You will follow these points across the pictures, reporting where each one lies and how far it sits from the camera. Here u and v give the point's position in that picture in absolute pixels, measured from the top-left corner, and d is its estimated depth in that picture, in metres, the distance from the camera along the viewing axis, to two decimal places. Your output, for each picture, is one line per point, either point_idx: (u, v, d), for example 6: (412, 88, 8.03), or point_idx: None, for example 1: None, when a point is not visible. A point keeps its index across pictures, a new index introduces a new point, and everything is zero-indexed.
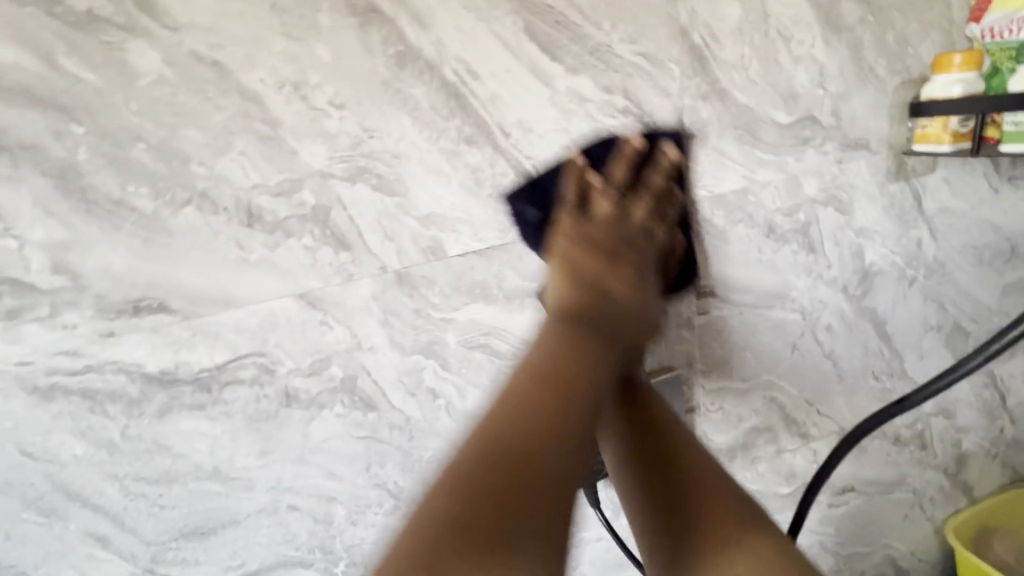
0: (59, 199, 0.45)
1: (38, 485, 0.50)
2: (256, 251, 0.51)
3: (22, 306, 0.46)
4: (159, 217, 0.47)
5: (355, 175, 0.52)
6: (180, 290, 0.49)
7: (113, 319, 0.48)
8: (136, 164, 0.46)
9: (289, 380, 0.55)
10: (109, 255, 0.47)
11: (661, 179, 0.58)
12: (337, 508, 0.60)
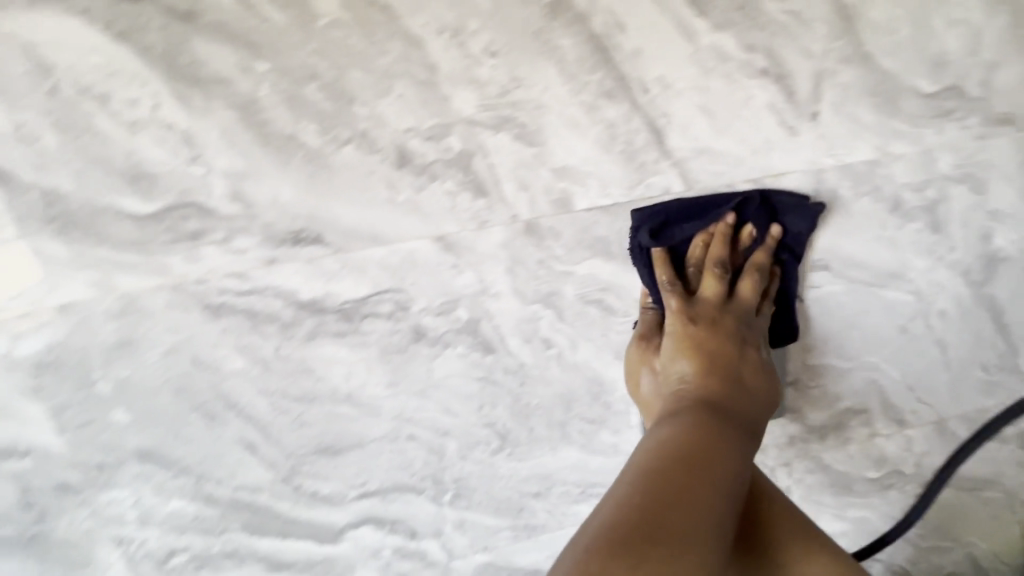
0: (242, 131, 0.48)
1: (203, 392, 0.55)
2: (403, 192, 0.53)
3: (204, 230, 0.50)
4: (324, 153, 0.51)
5: (498, 124, 0.54)
6: (335, 223, 0.53)
7: (278, 247, 0.52)
8: (309, 102, 0.49)
9: (420, 318, 0.58)
10: (279, 187, 0.51)
11: (762, 259, 0.64)
12: (450, 442, 0.64)
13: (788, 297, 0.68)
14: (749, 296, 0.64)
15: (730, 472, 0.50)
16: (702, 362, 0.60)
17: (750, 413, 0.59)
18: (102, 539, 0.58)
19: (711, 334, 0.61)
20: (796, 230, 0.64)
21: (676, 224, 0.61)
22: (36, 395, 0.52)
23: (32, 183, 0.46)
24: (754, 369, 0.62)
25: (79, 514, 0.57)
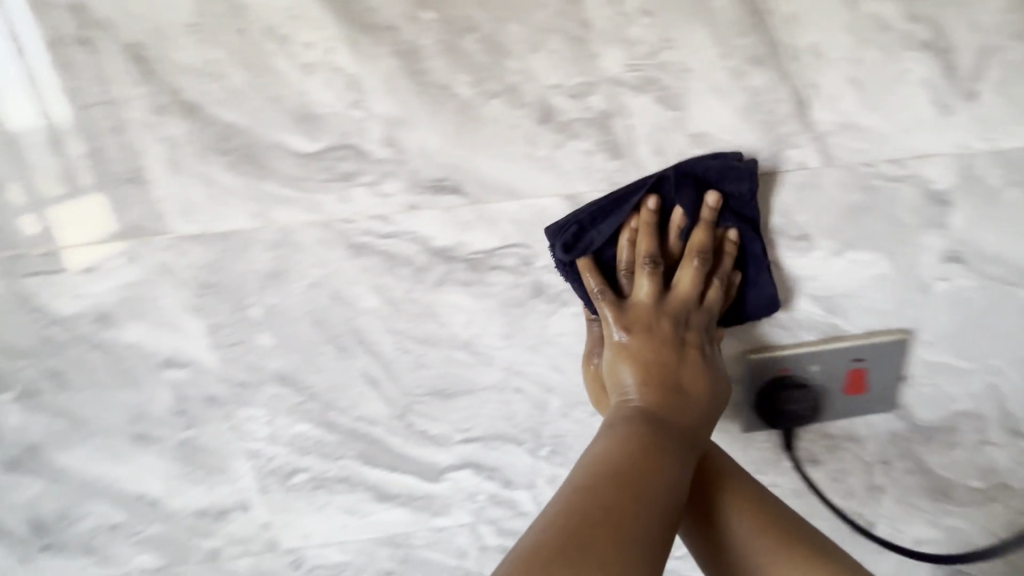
0: (402, 78, 0.51)
1: (339, 326, 0.59)
2: (543, 148, 0.55)
3: (357, 172, 0.53)
4: (472, 105, 0.52)
5: (643, 85, 0.54)
6: (475, 175, 0.55)
7: (420, 194, 0.55)
8: (467, 53, 0.50)
9: (541, 275, 0.60)
10: (429, 135, 0.53)
11: (700, 236, 0.58)
12: (553, 399, 0.66)
13: (749, 267, 0.61)
14: (686, 285, 0.59)
15: (669, 482, 0.48)
16: (643, 371, 0.56)
17: (696, 420, 0.55)
18: (237, 451, 0.64)
19: (647, 339, 0.57)
20: (735, 194, 0.57)
21: (590, 227, 0.57)
22: (197, 313, 0.57)
23: (215, 116, 0.50)
24: (698, 368, 0.57)
25: (221, 426, 0.62)
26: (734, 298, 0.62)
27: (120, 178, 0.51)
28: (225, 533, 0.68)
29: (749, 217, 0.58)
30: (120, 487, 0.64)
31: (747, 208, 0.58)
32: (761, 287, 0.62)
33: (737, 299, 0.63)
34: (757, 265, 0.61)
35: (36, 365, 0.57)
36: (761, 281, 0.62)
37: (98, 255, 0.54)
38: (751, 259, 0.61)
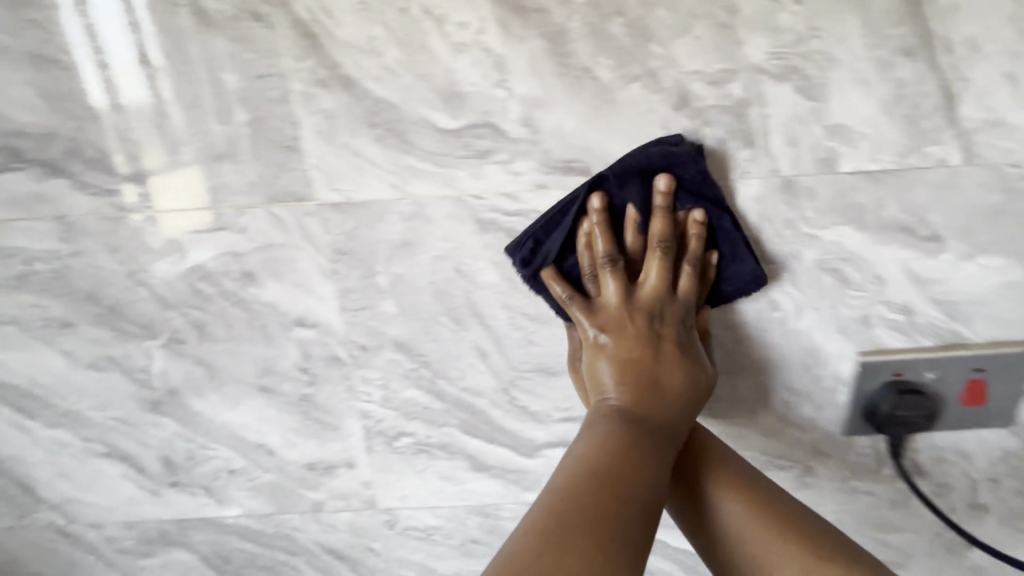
0: (547, 59, 0.52)
1: (457, 298, 0.62)
2: (675, 134, 0.55)
3: (492, 150, 0.55)
4: (611, 88, 0.53)
5: (784, 74, 0.53)
6: (605, 157, 0.56)
7: (550, 174, 0.56)
8: (613, 37, 0.51)
9: None
10: (565, 117, 0.54)
11: (659, 225, 0.57)
12: None
13: (721, 243, 0.60)
14: (653, 279, 0.58)
15: (645, 477, 0.51)
16: (619, 371, 0.57)
17: (672, 414, 0.56)
18: (350, 410, 0.68)
19: (620, 339, 0.58)
20: (688, 174, 0.55)
21: (545, 238, 0.58)
22: (329, 277, 0.61)
23: (368, 91, 0.53)
24: (675, 360, 0.57)
25: (339, 385, 0.66)
26: (709, 280, 0.61)
27: (277, 146, 0.55)
28: (329, 487, 0.73)
29: (709, 197, 0.57)
30: (242, 435, 0.69)
31: (702, 185, 0.56)
32: (737, 263, 0.59)
33: (714, 281, 0.61)
34: (731, 241, 0.59)
35: (183, 316, 0.62)
36: (740, 254, 0.59)
37: (249, 217, 0.58)
38: (722, 234, 0.59)
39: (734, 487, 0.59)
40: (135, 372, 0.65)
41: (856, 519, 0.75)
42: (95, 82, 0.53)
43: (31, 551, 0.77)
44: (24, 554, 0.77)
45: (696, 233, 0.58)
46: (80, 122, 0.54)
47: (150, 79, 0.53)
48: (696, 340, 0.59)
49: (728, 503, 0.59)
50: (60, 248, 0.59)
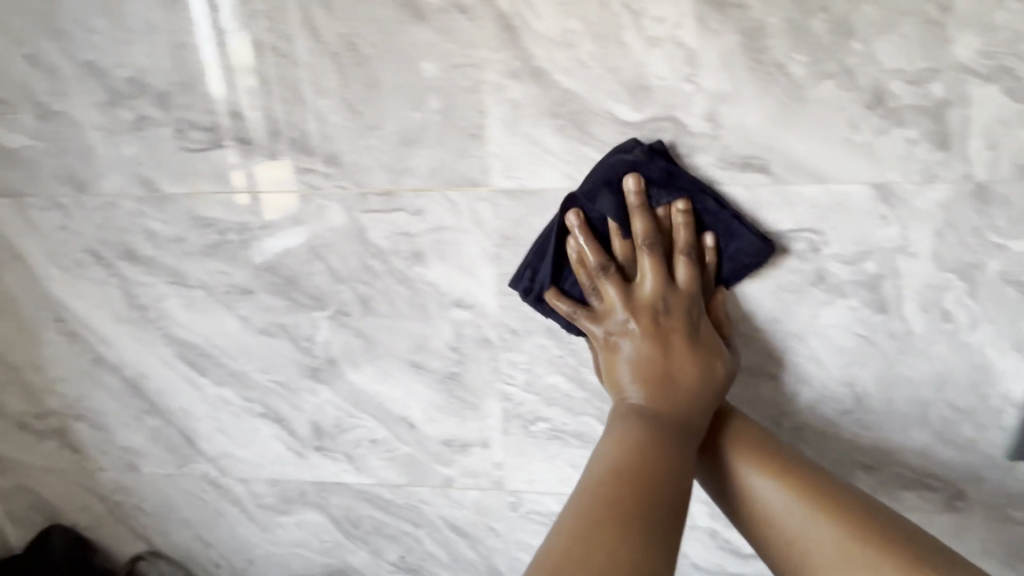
0: (740, 54, 0.52)
1: None
2: (864, 134, 0.54)
3: (671, 143, 0.56)
4: (803, 85, 0.53)
5: (993, 75, 0.51)
6: (786, 155, 0.55)
7: (726, 170, 0.56)
8: (812, 33, 0.51)
9: (826, 263, 0.59)
10: (750, 113, 0.54)
11: (641, 223, 0.56)
12: (804, 391, 0.65)
13: (712, 226, 0.57)
14: (650, 280, 0.56)
15: (667, 475, 0.48)
16: (635, 371, 0.55)
17: (691, 410, 0.54)
18: (492, 392, 0.70)
19: (631, 342, 0.56)
20: (655, 171, 0.55)
21: (538, 266, 0.60)
22: (492, 262, 0.63)
23: (557, 83, 0.55)
24: (687, 352, 0.55)
25: (486, 366, 0.69)
26: (710, 264, 0.59)
27: (463, 133, 0.58)
28: (461, 465, 0.75)
29: (682, 186, 0.56)
30: (387, 407, 0.73)
31: (672, 176, 0.55)
32: (733, 242, 0.57)
33: (717, 265, 0.59)
34: (723, 220, 0.57)
35: (351, 291, 0.67)
36: (737, 230, 0.57)
37: (425, 199, 0.61)
38: (710, 216, 0.57)
39: (769, 465, 0.56)
40: (300, 339, 0.70)
41: (1005, 553, 0.71)
42: (305, 68, 0.57)
43: (184, 498, 0.84)
44: (178, 501, 0.84)
45: (684, 225, 0.57)
46: (287, 105, 0.59)
47: (356, 66, 0.56)
48: (708, 329, 0.57)
49: (764, 485, 0.55)
50: (252, 221, 0.64)
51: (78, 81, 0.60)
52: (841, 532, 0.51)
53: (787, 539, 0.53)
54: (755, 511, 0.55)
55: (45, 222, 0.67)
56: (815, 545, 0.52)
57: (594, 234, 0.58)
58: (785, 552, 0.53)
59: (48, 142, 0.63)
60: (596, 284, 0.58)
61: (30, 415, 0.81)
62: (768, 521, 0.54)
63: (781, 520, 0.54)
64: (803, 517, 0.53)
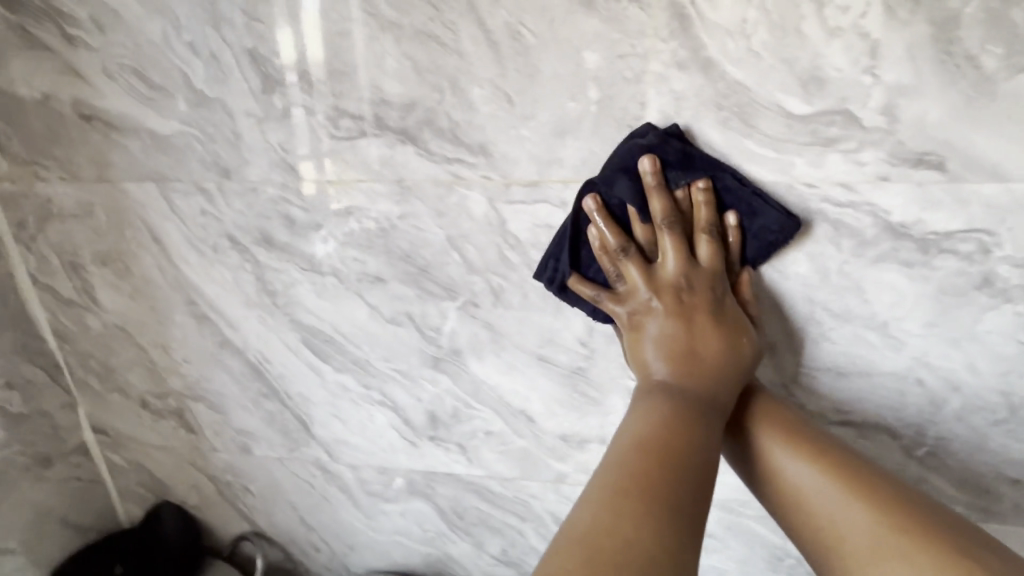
0: (929, 46, 0.50)
1: (761, 287, 0.61)
2: None
3: (840, 138, 0.54)
4: (994, 78, 0.50)
5: None
6: (966, 152, 0.53)
7: (896, 166, 0.54)
8: (1011, 23, 0.48)
9: (996, 266, 0.56)
10: (931, 107, 0.52)
11: (660, 203, 0.57)
12: (953, 399, 0.63)
13: (734, 205, 0.57)
14: (671, 259, 0.57)
15: (690, 446, 0.49)
16: (660, 348, 0.56)
17: (717, 385, 0.54)
18: (618, 388, 0.69)
19: (655, 320, 0.57)
20: (672, 153, 0.55)
21: (559, 256, 0.61)
22: None
23: (725, 74, 0.53)
24: (711, 328, 0.56)
25: (615, 362, 0.68)
26: (733, 242, 0.58)
27: (619, 124, 0.57)
28: (577, 461, 0.75)
29: (699, 165, 0.56)
30: (508, 401, 0.73)
31: (689, 157, 0.56)
32: (756, 220, 0.57)
33: (741, 244, 0.59)
34: (744, 199, 0.57)
35: (485, 282, 0.66)
36: (760, 207, 0.56)
37: (572, 191, 0.61)
38: (732, 194, 0.57)
39: (794, 444, 0.55)
40: (427, 329, 0.70)
41: None
42: (464, 57, 0.57)
43: (293, 482, 0.85)
44: (286, 485, 0.86)
45: (705, 205, 0.57)
46: (442, 94, 0.59)
47: (517, 55, 0.56)
48: (732, 305, 0.58)
49: (792, 463, 0.54)
50: (392, 210, 0.65)
51: (236, 68, 0.61)
52: (871, 510, 0.50)
53: (814, 517, 0.52)
54: (781, 489, 0.54)
55: (188, 207, 0.69)
56: (845, 525, 0.50)
57: (614, 217, 0.59)
58: (812, 532, 0.52)
59: (199, 128, 0.65)
60: (618, 266, 0.59)
61: (152, 395, 0.83)
62: (795, 499, 0.53)
63: (807, 498, 0.53)
64: (830, 496, 0.52)
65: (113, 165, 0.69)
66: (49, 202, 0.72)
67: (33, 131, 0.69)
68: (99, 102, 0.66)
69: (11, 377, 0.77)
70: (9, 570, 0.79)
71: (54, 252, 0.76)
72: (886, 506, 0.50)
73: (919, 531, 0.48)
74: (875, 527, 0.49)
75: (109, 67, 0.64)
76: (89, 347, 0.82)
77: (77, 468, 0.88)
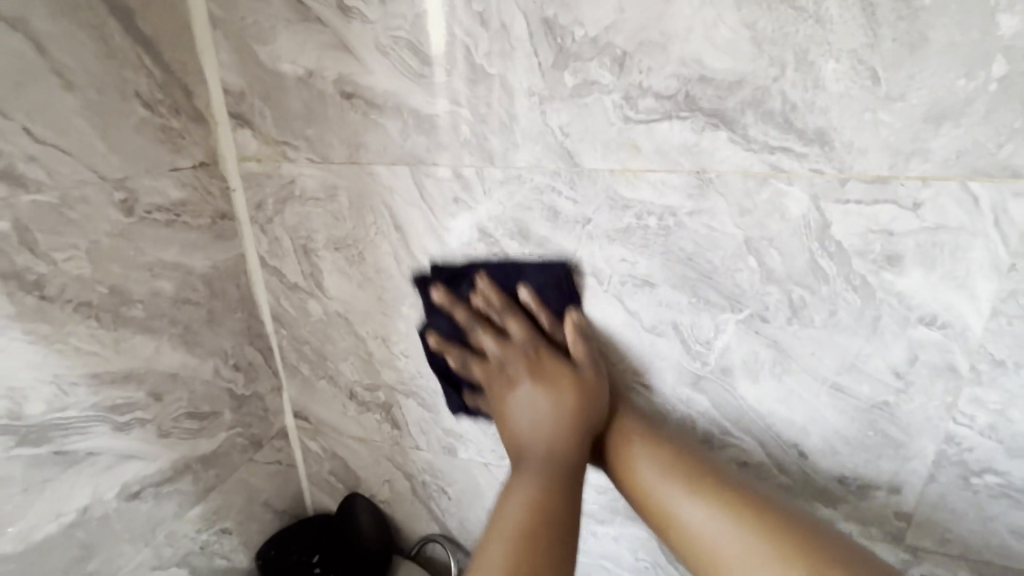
0: None
1: None
2: None
3: None
4: None
5: None
6: None
7: None
8: None
9: None
10: None
11: (464, 311, 0.66)
12: None
13: (516, 284, 0.65)
14: (491, 351, 0.65)
15: (547, 517, 0.53)
16: (516, 427, 0.62)
17: (561, 443, 0.59)
18: (933, 431, 0.58)
19: (501, 408, 0.64)
20: (445, 277, 0.68)
21: (448, 382, 0.73)
22: (1002, 274, 0.50)
23: None
24: (532, 389, 0.61)
25: (937, 400, 0.56)
26: (536, 311, 0.64)
27: None
28: (851, 509, 0.64)
29: (469, 273, 0.67)
30: (777, 431, 0.63)
31: (460, 271, 0.67)
32: (535, 281, 0.63)
33: (543, 305, 0.64)
34: (517, 273, 0.64)
35: (783, 294, 0.57)
36: (532, 274, 0.63)
37: (933, 190, 0.49)
38: (508, 275, 0.65)
39: (665, 472, 0.58)
40: (694, 343, 0.62)
41: None
42: (823, 23, 0.47)
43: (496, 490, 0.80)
44: (488, 492, 0.81)
45: (493, 291, 0.65)
46: (782, 70, 0.49)
47: (899, 21, 0.45)
48: (549, 357, 0.62)
49: (668, 492, 0.57)
50: (683, 206, 0.56)
51: (527, 40, 0.55)
52: (746, 540, 0.52)
53: (695, 547, 0.54)
54: (665, 519, 0.57)
55: (439, 195, 0.64)
56: (723, 555, 0.52)
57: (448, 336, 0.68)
58: (696, 560, 0.54)
59: (471, 109, 0.59)
60: (468, 372, 0.68)
61: (361, 386, 0.81)
62: (679, 531, 0.55)
63: (688, 529, 0.55)
64: (706, 527, 0.54)
65: (366, 146, 0.65)
66: (292, 183, 0.70)
67: (287, 109, 0.66)
68: (364, 80, 0.62)
69: (238, 359, 0.77)
70: (227, 549, 0.80)
71: (288, 235, 0.73)
72: (757, 535, 0.51)
73: (788, 559, 0.49)
74: (750, 561, 0.51)
75: (382, 40, 0.59)
76: (305, 334, 0.80)
77: (279, 451, 0.87)
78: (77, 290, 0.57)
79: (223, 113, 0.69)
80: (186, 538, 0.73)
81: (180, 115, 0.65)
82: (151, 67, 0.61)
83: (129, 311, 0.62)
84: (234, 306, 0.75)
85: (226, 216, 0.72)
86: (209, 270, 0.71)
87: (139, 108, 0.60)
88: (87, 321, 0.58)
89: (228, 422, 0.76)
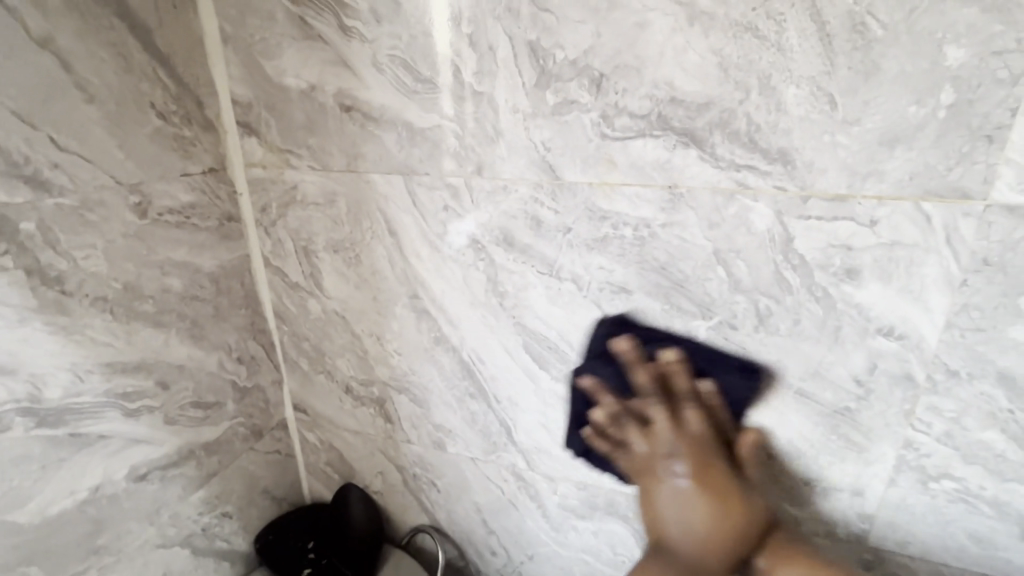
0: None
1: None
2: None
3: None
4: None
5: None
6: None
7: None
8: None
9: None
10: None
11: (644, 375, 0.62)
12: None
13: (710, 372, 0.62)
14: (660, 428, 0.62)
15: None
16: (664, 513, 0.61)
17: (711, 553, 0.58)
18: (893, 436, 0.60)
19: (649, 482, 0.63)
20: (633, 334, 0.63)
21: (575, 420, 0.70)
22: (954, 288, 0.53)
23: None
24: (692, 487, 0.59)
25: (896, 407, 0.59)
26: (717, 407, 0.62)
27: (972, 133, 0.48)
28: (817, 510, 0.66)
29: (663, 340, 0.63)
30: None
31: (646, 335, 0.63)
32: (727, 383, 0.62)
33: (727, 405, 0.62)
34: (714, 364, 0.62)
35: (750, 303, 0.60)
36: (728, 376, 0.61)
37: (888, 209, 0.52)
38: (705, 362, 0.62)
39: None
40: None
41: None
42: (784, 51, 0.50)
43: (483, 484, 0.84)
44: (474, 485, 0.85)
45: (679, 369, 0.62)
46: (746, 94, 0.53)
47: (854, 50, 0.48)
48: (722, 463, 0.61)
49: None
50: (656, 218, 0.60)
51: (513, 62, 0.59)
52: None
53: None
54: None
55: (430, 203, 0.69)
56: None
57: (609, 386, 0.65)
58: None
59: (461, 123, 0.63)
60: (617, 427, 0.65)
61: (357, 381, 0.85)
62: None
63: None
64: None
65: (364, 156, 0.69)
66: (294, 189, 0.75)
67: (291, 120, 0.70)
68: (362, 94, 0.66)
69: (242, 353, 0.81)
70: (228, 532, 0.85)
71: (291, 237, 0.78)
72: None
73: None
74: None
75: (379, 58, 0.64)
76: (305, 330, 0.84)
77: (279, 441, 0.92)
78: (94, 285, 0.61)
79: (232, 122, 0.73)
80: (190, 519, 0.78)
81: (192, 124, 0.70)
82: (166, 80, 0.66)
83: (140, 305, 0.66)
84: (239, 303, 0.80)
85: (233, 219, 0.77)
86: (215, 269, 0.75)
87: (154, 118, 0.65)
88: (102, 314, 0.63)
89: (230, 412, 0.81)
